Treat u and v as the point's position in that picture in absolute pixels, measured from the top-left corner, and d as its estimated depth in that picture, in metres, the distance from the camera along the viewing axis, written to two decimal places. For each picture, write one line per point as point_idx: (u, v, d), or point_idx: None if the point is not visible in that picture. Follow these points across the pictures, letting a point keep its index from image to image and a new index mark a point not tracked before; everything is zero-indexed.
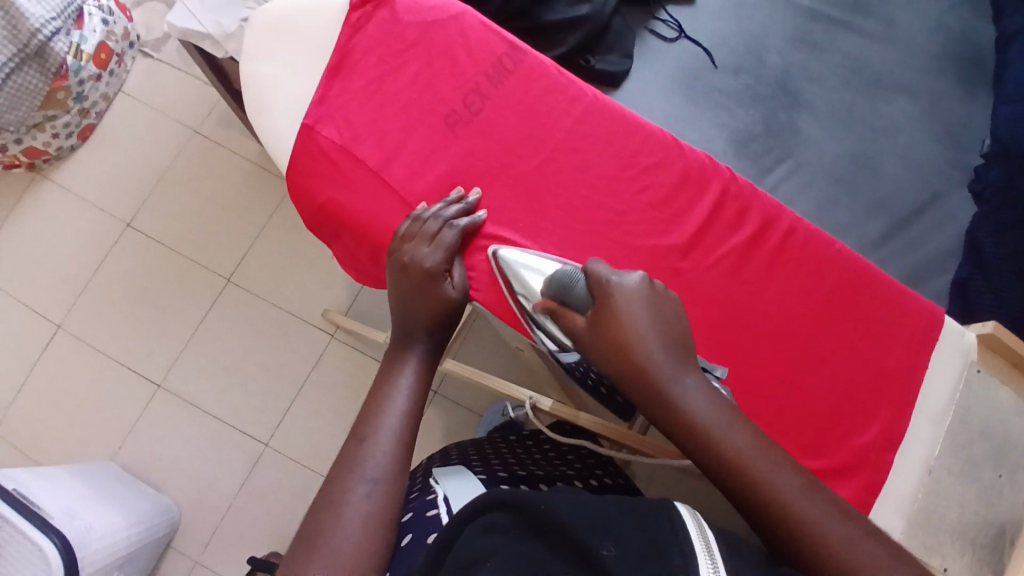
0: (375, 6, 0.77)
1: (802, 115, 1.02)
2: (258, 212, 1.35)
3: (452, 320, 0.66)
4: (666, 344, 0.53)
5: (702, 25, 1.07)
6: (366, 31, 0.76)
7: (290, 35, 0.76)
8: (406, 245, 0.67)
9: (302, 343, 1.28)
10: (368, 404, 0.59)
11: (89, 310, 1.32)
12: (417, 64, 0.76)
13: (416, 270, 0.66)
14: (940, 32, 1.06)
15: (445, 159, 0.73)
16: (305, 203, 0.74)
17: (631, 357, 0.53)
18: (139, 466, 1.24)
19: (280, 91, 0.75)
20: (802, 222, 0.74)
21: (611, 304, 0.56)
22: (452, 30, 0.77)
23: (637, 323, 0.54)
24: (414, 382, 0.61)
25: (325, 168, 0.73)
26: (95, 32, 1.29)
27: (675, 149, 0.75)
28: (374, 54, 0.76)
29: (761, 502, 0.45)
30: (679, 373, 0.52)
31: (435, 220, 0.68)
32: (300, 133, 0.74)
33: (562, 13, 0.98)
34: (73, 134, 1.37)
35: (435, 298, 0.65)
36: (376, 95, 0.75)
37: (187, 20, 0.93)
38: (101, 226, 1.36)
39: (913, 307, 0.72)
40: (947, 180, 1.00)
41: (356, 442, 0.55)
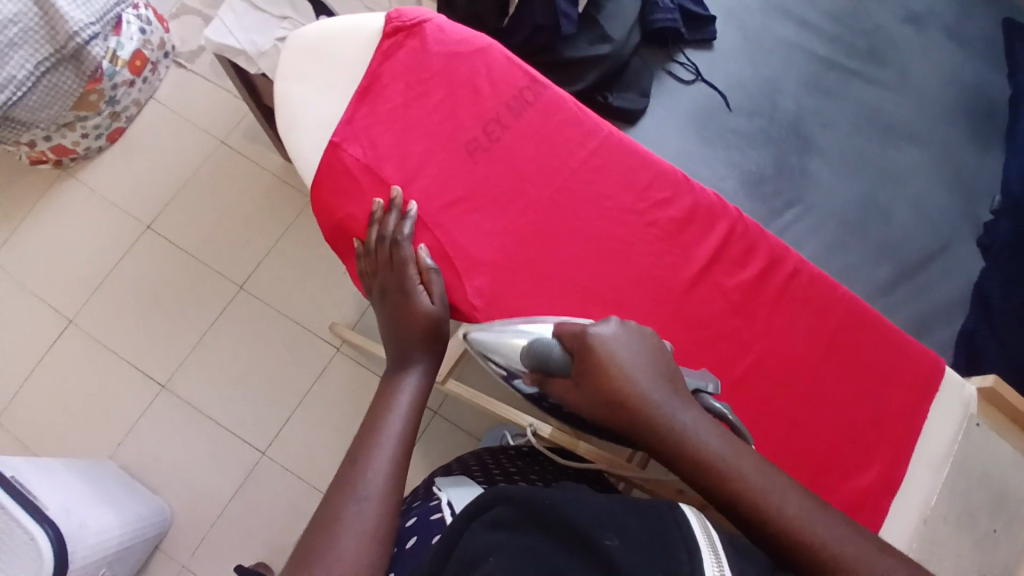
0: (405, 34, 0.79)
1: (813, 161, 1.04)
2: (276, 222, 1.38)
3: (442, 326, 0.68)
4: (653, 383, 0.54)
5: (719, 68, 1.10)
6: (395, 57, 0.79)
7: (325, 56, 0.79)
8: (379, 281, 0.71)
9: (307, 354, 1.30)
10: (365, 423, 0.60)
11: (102, 308, 1.34)
12: (443, 92, 0.78)
13: (393, 297, 0.69)
14: (953, 87, 1.09)
15: (463, 183, 0.75)
16: (325, 219, 0.77)
17: (623, 403, 0.53)
18: (138, 466, 1.25)
19: (308, 109, 0.78)
20: (806, 265, 0.75)
21: (595, 350, 0.56)
22: (477, 62, 0.80)
23: (622, 370, 0.54)
24: (409, 400, 0.62)
25: (348, 185, 0.75)
26: (132, 39, 1.34)
27: (685, 186, 0.77)
28: (402, 79, 0.78)
29: (783, 539, 0.45)
30: (674, 409, 0.52)
31: (385, 242, 0.71)
32: (326, 150, 0.76)
33: (584, 50, 1.00)
34: (103, 136, 1.41)
35: (416, 312, 0.67)
36: (402, 118, 0.77)
37: (223, 36, 0.98)
38: (121, 227, 1.39)
39: (914, 354, 0.72)
40: (955, 231, 1.01)
41: (352, 461, 0.56)
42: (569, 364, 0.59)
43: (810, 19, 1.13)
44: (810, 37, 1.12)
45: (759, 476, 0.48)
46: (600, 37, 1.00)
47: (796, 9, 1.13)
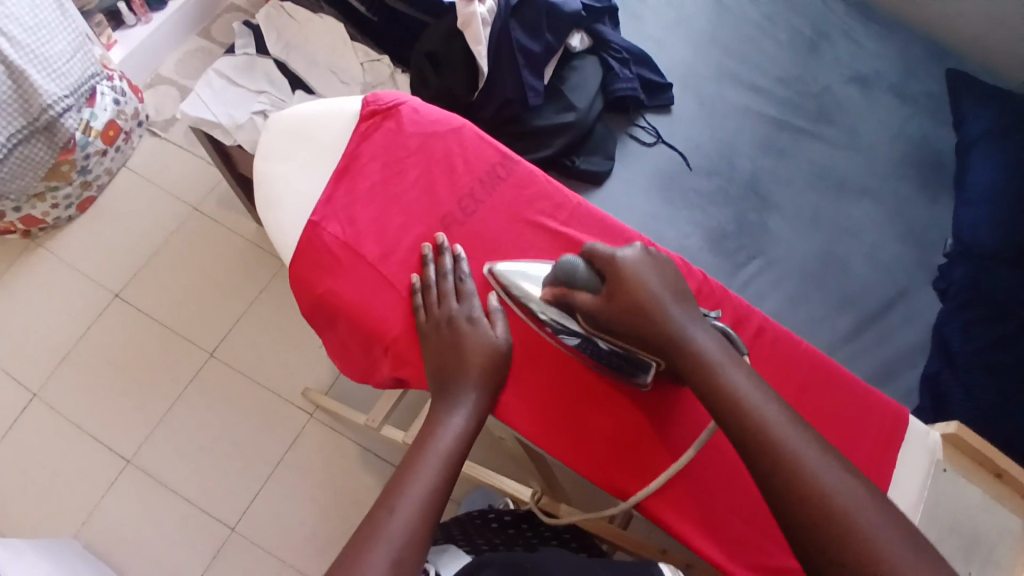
0: (382, 116, 0.82)
1: (771, 216, 1.09)
2: (249, 287, 1.38)
3: (501, 361, 0.70)
4: (674, 302, 0.65)
5: (678, 131, 1.15)
6: (372, 138, 0.82)
7: (305, 139, 0.82)
8: (430, 308, 0.72)
9: (281, 422, 1.28)
10: (400, 470, 0.62)
11: (68, 379, 1.31)
12: (418, 169, 0.81)
13: (446, 325, 0.70)
14: (897, 144, 1.16)
15: None
16: (305, 294, 0.78)
17: (648, 312, 0.64)
18: (99, 545, 1.20)
19: (288, 188, 0.80)
20: (771, 324, 0.77)
21: (624, 276, 0.65)
22: (451, 141, 0.83)
23: (649, 284, 0.65)
24: (441, 459, 0.62)
25: (328, 262, 0.76)
26: (105, 110, 1.36)
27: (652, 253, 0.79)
28: (380, 159, 0.81)
29: (784, 472, 0.53)
30: (687, 326, 0.64)
31: (449, 278, 0.73)
32: (306, 228, 0.78)
33: (552, 119, 1.04)
34: (73, 206, 1.41)
35: (474, 345, 0.69)
36: (378, 195, 0.79)
37: (200, 110, 1.00)
38: (89, 296, 1.37)
39: (878, 408, 0.75)
40: (911, 278, 1.06)
41: (383, 512, 0.57)
42: (593, 284, 0.67)
43: (760, 84, 1.20)
44: (762, 101, 1.19)
45: (755, 394, 0.58)
46: (565, 107, 1.05)
47: (746, 76, 1.21)
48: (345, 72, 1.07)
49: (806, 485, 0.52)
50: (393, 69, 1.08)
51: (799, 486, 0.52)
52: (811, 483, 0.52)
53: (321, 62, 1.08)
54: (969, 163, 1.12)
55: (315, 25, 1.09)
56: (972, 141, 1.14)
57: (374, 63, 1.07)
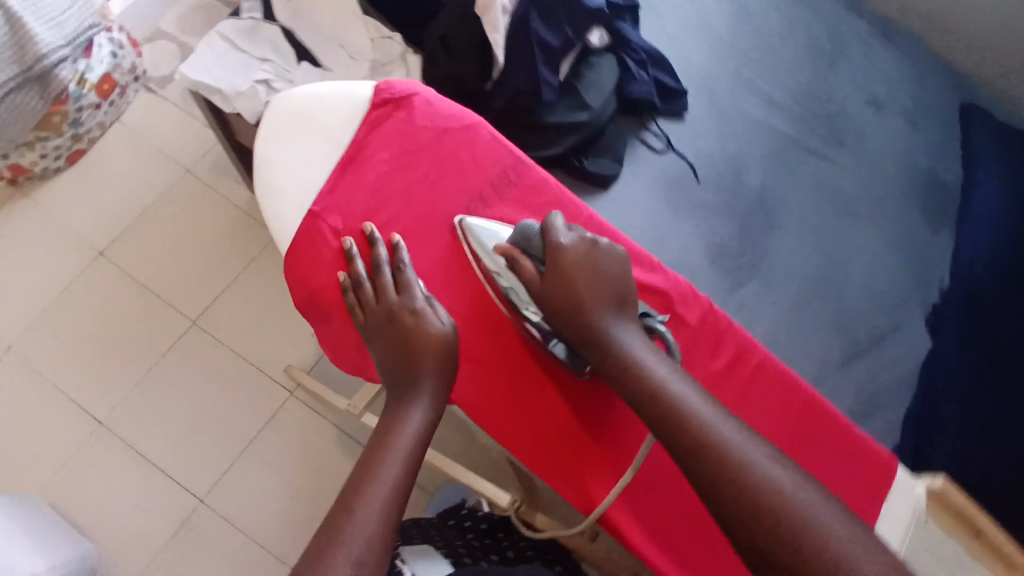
0: (394, 106, 0.80)
1: (775, 235, 1.08)
2: (237, 258, 1.35)
3: (450, 348, 0.68)
4: (610, 304, 0.69)
5: (689, 140, 1.13)
6: (382, 128, 0.79)
7: (311, 122, 0.79)
8: (372, 304, 0.70)
9: (260, 398, 1.25)
10: (360, 466, 0.60)
11: (43, 336, 1.27)
12: (427, 166, 0.78)
13: (393, 321, 0.68)
14: (906, 172, 1.15)
15: (442, 263, 0.75)
16: (298, 288, 0.75)
17: (583, 311, 0.68)
18: (64, 508, 1.17)
19: (289, 171, 0.77)
20: (772, 359, 0.76)
21: (571, 265, 0.69)
22: (463, 138, 0.80)
23: (586, 280, 0.69)
24: (409, 446, 0.61)
25: (326, 256, 0.74)
26: (102, 63, 1.31)
27: (658, 274, 0.78)
28: (388, 152, 0.78)
29: (709, 473, 0.57)
30: (620, 328, 0.68)
31: (384, 271, 0.71)
32: (305, 217, 0.75)
33: (564, 117, 1.01)
34: (62, 157, 1.36)
35: (420, 337, 0.67)
36: (383, 191, 0.76)
37: (200, 74, 0.96)
38: (71, 252, 1.33)
39: (869, 455, 0.74)
40: (907, 310, 1.05)
41: (346, 513, 0.55)
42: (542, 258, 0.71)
43: (775, 98, 1.18)
44: (775, 115, 1.17)
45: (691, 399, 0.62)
46: (578, 105, 1.03)
47: (762, 88, 1.19)
48: (354, 47, 1.04)
49: (738, 483, 0.55)
50: (404, 48, 1.04)
51: (727, 486, 0.55)
52: (737, 476, 0.55)
53: (330, 34, 1.04)
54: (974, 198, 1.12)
55: None
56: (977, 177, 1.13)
57: (385, 40, 1.04)
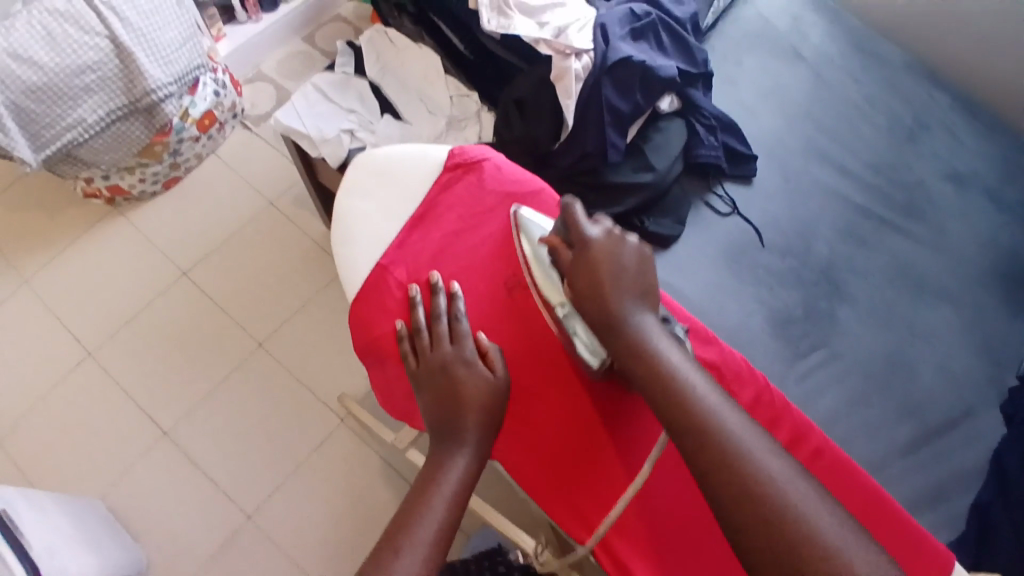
0: (464, 169, 0.84)
1: (841, 306, 1.05)
2: (306, 287, 1.42)
3: (500, 401, 0.69)
4: (632, 291, 0.66)
5: (756, 205, 1.12)
6: (452, 190, 0.83)
7: (388, 180, 0.85)
8: (429, 351, 0.71)
9: (314, 423, 1.30)
10: (404, 509, 0.60)
11: (125, 345, 1.37)
12: (492, 226, 0.81)
13: (446, 370, 0.69)
14: (987, 253, 1.11)
15: (500, 322, 0.76)
16: (361, 334, 0.79)
17: (604, 297, 0.65)
18: (123, 511, 1.24)
19: (365, 222, 0.83)
20: (830, 446, 0.74)
21: (592, 254, 0.67)
22: (529, 203, 0.83)
23: (610, 270, 0.66)
24: (453, 493, 0.62)
25: (389, 306, 0.77)
26: (205, 100, 1.44)
27: (712, 348, 0.77)
28: (456, 212, 0.82)
29: (719, 471, 0.53)
30: (641, 315, 0.65)
31: (442, 319, 0.73)
32: (374, 269, 0.79)
33: (627, 177, 1.03)
34: (160, 182, 1.48)
35: (470, 388, 0.68)
36: (448, 247, 0.80)
37: (293, 120, 1.04)
38: (159, 270, 1.44)
39: (931, 557, 0.69)
40: (981, 397, 1.00)
41: (390, 553, 0.56)
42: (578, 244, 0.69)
43: (849, 167, 1.17)
44: (848, 184, 1.15)
45: (712, 401, 0.58)
46: (643, 166, 1.05)
47: (836, 157, 1.18)
48: (433, 103, 1.10)
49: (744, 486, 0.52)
50: (480, 107, 1.10)
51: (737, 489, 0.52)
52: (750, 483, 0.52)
53: (413, 89, 1.11)
54: None
55: (411, 53, 1.12)
56: None
57: (463, 99, 1.09)
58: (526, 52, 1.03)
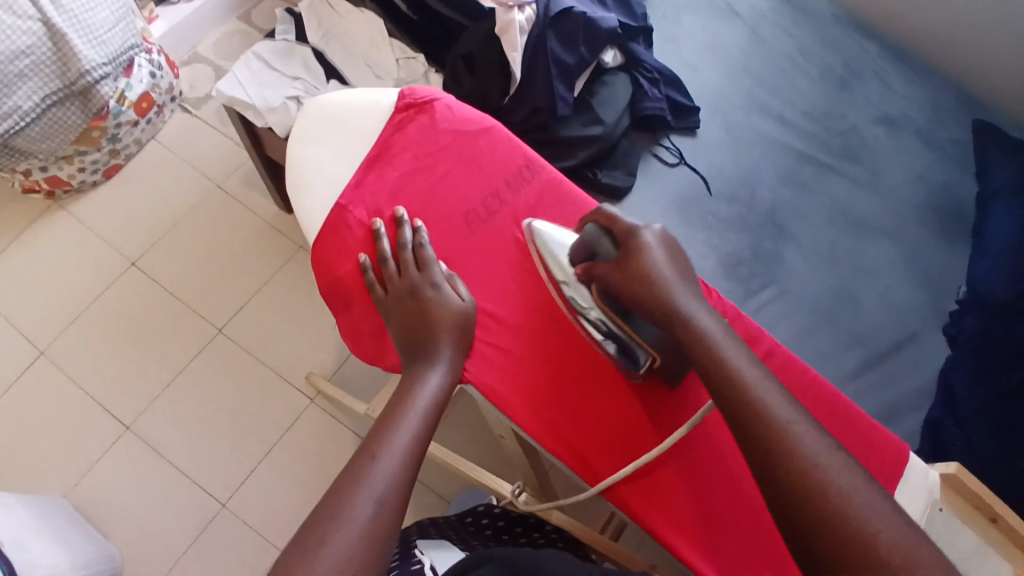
0: (416, 110, 0.84)
1: (787, 246, 1.10)
2: (262, 267, 1.40)
3: (466, 322, 0.72)
4: (680, 287, 0.63)
5: (702, 155, 1.16)
6: (406, 131, 0.83)
7: (340, 127, 0.84)
8: (398, 280, 0.73)
9: (281, 403, 1.29)
10: (381, 421, 0.60)
11: (76, 340, 1.33)
12: (448, 165, 0.82)
13: (414, 294, 0.71)
14: (921, 188, 1.17)
15: (464, 256, 0.78)
16: (325, 275, 0.79)
17: (652, 293, 0.62)
18: (89, 508, 1.21)
19: (321, 172, 0.82)
20: (780, 347, 0.78)
21: (637, 249, 0.64)
22: (482, 141, 0.84)
23: (656, 267, 0.63)
24: (427, 403, 0.63)
25: (352, 246, 0.78)
26: (141, 82, 1.39)
27: None
28: (411, 152, 0.82)
29: (784, 468, 0.49)
30: (692, 307, 0.61)
31: (409, 249, 0.75)
32: (333, 210, 0.79)
33: (578, 131, 1.05)
34: (99, 171, 1.43)
35: (438, 311, 0.70)
36: (406, 186, 0.80)
37: (235, 89, 1.04)
38: (105, 262, 1.39)
39: (882, 442, 0.75)
40: (923, 322, 1.06)
41: (367, 457, 0.56)
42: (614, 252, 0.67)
43: (787, 116, 1.22)
44: (788, 133, 1.20)
45: (761, 384, 0.55)
46: (592, 120, 1.06)
47: (776, 107, 1.22)
48: (381, 67, 1.08)
49: (809, 482, 0.47)
50: (428, 68, 1.08)
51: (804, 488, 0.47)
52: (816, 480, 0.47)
53: (359, 54, 1.09)
54: (990, 213, 1.13)
55: (354, 18, 1.11)
56: (993, 193, 1.15)
57: (410, 61, 1.08)
58: (469, 10, 1.04)
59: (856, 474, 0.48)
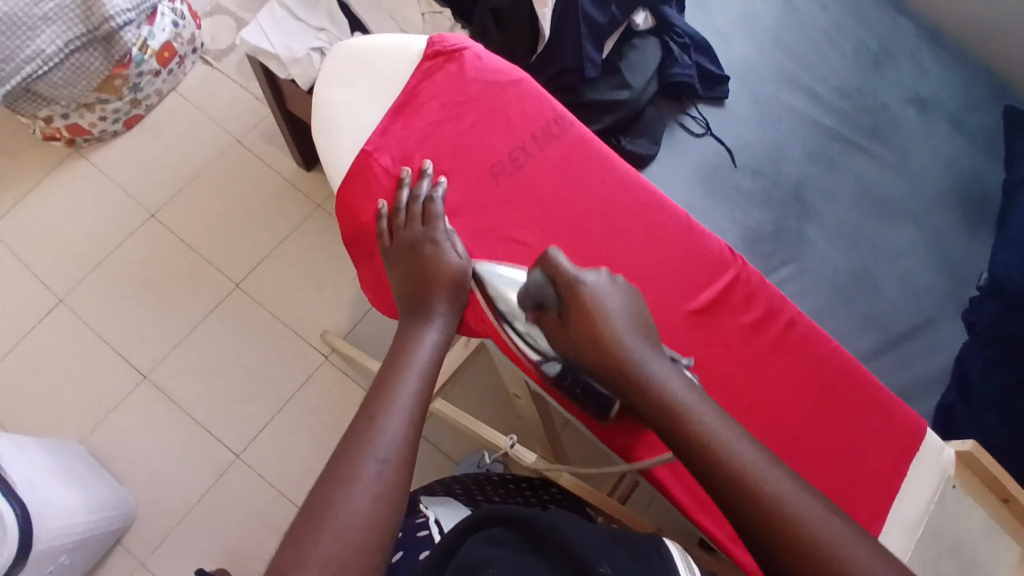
0: (445, 58, 0.82)
1: (810, 224, 1.08)
2: (279, 224, 1.40)
3: (464, 280, 0.71)
4: (630, 331, 0.66)
5: (729, 127, 1.13)
6: (434, 79, 0.82)
7: (368, 72, 0.83)
8: (405, 231, 0.73)
9: (294, 359, 1.30)
10: (379, 383, 0.60)
11: (95, 289, 1.34)
12: (476, 116, 0.81)
13: (418, 249, 0.72)
14: (950, 172, 1.14)
15: (486, 209, 0.77)
16: (348, 223, 0.79)
17: (608, 345, 0.65)
18: (107, 453, 1.23)
19: (346, 118, 0.81)
20: (803, 318, 0.77)
21: (585, 301, 0.66)
22: (511, 93, 0.82)
23: (606, 315, 0.66)
24: (428, 362, 0.63)
25: (376, 194, 0.77)
26: (164, 31, 1.38)
27: (689, 229, 0.79)
28: (439, 100, 0.81)
29: (751, 506, 0.53)
30: (646, 354, 0.65)
31: (418, 202, 0.74)
32: (357, 156, 0.79)
33: (606, 95, 1.04)
34: (120, 121, 1.43)
35: (437, 268, 0.70)
36: (433, 136, 0.79)
37: (258, 38, 1.03)
38: (125, 212, 1.40)
39: (899, 418, 0.75)
40: (941, 308, 1.05)
41: (367, 419, 0.56)
42: (561, 303, 0.68)
43: (817, 91, 1.18)
44: (818, 109, 1.17)
45: (712, 422, 0.59)
46: (620, 84, 1.05)
47: (806, 81, 1.19)
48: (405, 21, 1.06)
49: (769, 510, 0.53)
50: (454, 24, 1.05)
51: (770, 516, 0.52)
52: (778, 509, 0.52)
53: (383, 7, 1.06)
54: (1017, 200, 1.09)
55: None
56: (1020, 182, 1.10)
57: (435, 16, 1.05)
58: None
59: (804, 498, 0.53)
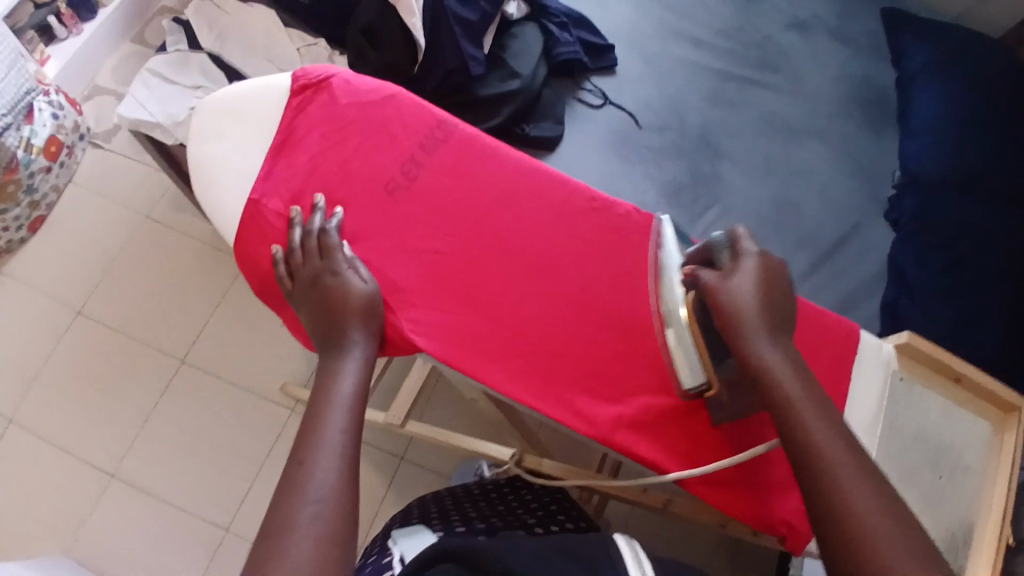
0: (314, 89, 0.82)
1: (724, 165, 1.11)
2: (212, 290, 1.37)
3: (372, 303, 0.71)
4: (768, 317, 0.63)
5: (627, 91, 1.15)
6: (308, 111, 0.81)
7: (240, 118, 0.81)
8: (303, 269, 0.72)
9: (260, 420, 1.28)
10: (305, 424, 0.59)
11: (37, 402, 1.28)
12: (359, 138, 0.80)
13: (319, 282, 0.70)
14: (842, 84, 1.19)
15: (390, 226, 0.77)
16: (253, 273, 0.78)
17: (746, 320, 0.62)
18: (92, 565, 1.18)
19: (231, 170, 0.80)
20: None
21: (742, 273, 0.64)
22: (388, 108, 0.82)
23: (756, 291, 0.63)
24: (353, 390, 0.63)
25: (274, 237, 0.76)
26: (45, 126, 1.32)
27: (590, 199, 0.81)
28: (318, 131, 0.80)
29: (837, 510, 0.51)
30: (774, 344, 0.62)
31: (313, 237, 0.73)
32: (247, 206, 0.78)
33: (496, 88, 1.04)
34: (24, 227, 1.37)
35: (342, 297, 0.69)
36: (320, 167, 0.79)
37: (136, 111, 1.00)
38: (52, 316, 1.34)
39: (832, 327, 0.78)
40: (864, 214, 1.09)
41: (297, 464, 0.55)
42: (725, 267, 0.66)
43: (702, 37, 1.21)
44: (706, 54, 1.20)
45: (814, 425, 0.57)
46: (509, 74, 1.06)
47: (689, 30, 1.22)
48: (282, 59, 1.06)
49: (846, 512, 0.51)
50: (332, 51, 1.06)
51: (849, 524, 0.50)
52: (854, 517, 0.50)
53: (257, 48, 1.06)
54: (912, 97, 1.15)
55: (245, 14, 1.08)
56: (912, 76, 1.17)
57: (310, 47, 1.05)
58: None
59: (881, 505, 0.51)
